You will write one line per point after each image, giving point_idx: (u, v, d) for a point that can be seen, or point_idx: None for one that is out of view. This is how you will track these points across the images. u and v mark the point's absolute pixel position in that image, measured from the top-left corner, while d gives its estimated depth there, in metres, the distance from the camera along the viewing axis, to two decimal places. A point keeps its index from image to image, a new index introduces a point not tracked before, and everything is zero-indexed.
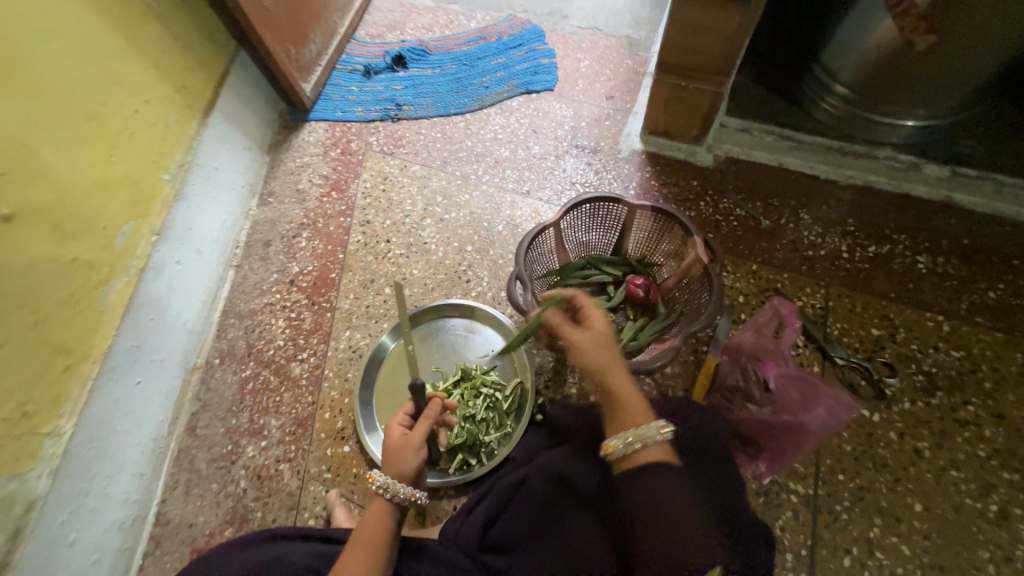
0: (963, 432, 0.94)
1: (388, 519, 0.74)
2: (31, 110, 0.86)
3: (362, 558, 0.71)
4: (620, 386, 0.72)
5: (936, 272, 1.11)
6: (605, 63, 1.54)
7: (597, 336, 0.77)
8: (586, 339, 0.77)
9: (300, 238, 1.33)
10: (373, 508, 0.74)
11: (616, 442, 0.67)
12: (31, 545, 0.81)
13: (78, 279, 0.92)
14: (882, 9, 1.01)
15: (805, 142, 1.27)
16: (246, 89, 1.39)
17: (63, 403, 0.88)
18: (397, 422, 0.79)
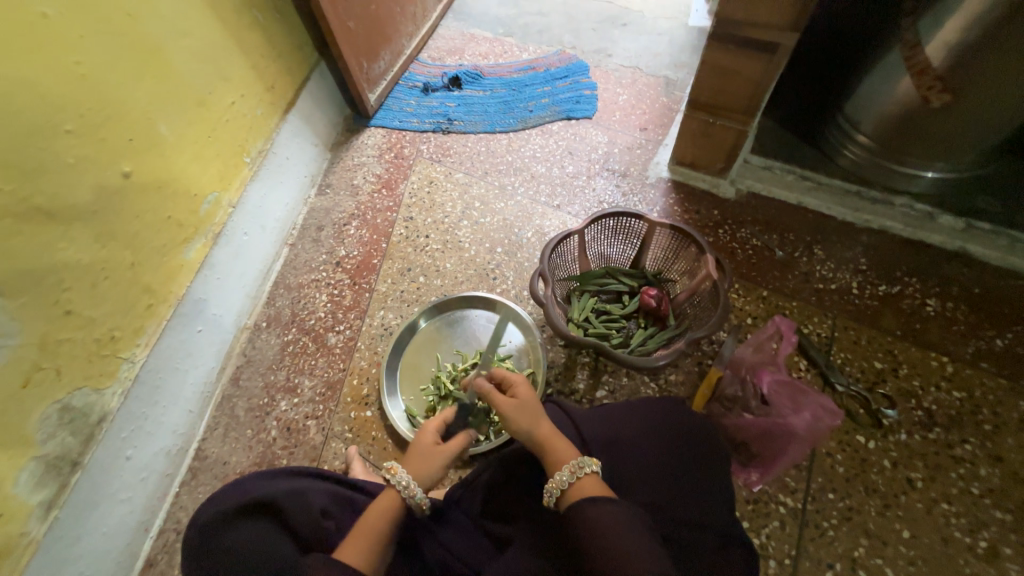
0: (957, 469, 0.96)
1: (392, 517, 0.75)
2: (157, 93, 1.05)
3: (361, 547, 0.71)
4: (551, 438, 0.76)
5: (944, 316, 1.15)
6: (642, 98, 1.68)
7: (524, 404, 0.79)
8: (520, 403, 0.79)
9: (350, 226, 1.48)
10: (378, 503, 0.76)
11: (553, 483, 0.71)
12: (98, 450, 0.95)
13: (169, 234, 1.09)
14: (902, 67, 1.10)
15: (824, 184, 1.35)
16: (321, 94, 1.59)
17: (141, 335, 1.04)
18: (432, 430, 0.87)
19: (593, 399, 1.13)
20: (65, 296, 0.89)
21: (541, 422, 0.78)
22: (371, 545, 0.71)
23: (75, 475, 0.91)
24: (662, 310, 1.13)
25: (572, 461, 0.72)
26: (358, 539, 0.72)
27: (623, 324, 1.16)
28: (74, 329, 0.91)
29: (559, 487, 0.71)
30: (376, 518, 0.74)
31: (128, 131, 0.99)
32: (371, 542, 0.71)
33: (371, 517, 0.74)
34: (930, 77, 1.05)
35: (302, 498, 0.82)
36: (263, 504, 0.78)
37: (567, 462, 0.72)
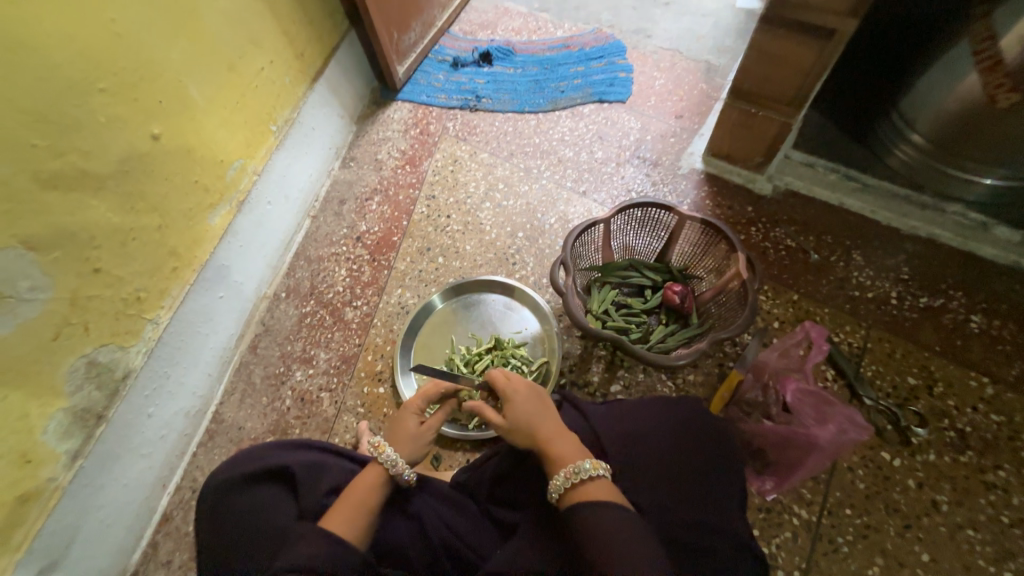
0: (988, 495, 0.92)
1: (381, 491, 0.76)
2: (189, 55, 1.04)
3: (349, 516, 0.72)
4: (552, 438, 0.75)
5: (989, 334, 1.08)
6: (680, 84, 1.60)
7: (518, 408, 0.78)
8: (512, 412, 0.78)
9: (372, 201, 1.46)
10: (366, 475, 0.77)
11: (552, 486, 0.71)
12: (122, 406, 0.98)
13: (196, 199, 1.09)
14: (969, 62, 1.02)
15: (870, 185, 1.27)
16: (349, 64, 1.56)
17: (166, 298, 1.05)
18: (413, 412, 0.84)
19: (607, 393, 1.11)
20: (94, 254, 0.90)
21: (540, 424, 0.76)
22: (360, 517, 0.72)
23: (100, 428, 0.94)
24: (685, 307, 1.09)
25: (569, 465, 0.71)
26: (346, 507, 0.73)
27: (643, 319, 1.13)
28: (103, 287, 0.92)
29: (557, 490, 0.71)
30: (367, 491, 0.75)
31: (159, 92, 0.99)
32: (362, 514, 0.73)
33: (358, 489, 0.75)
34: (1001, 74, 0.97)
35: (317, 472, 0.81)
36: (281, 471, 0.80)
37: (563, 466, 0.72)
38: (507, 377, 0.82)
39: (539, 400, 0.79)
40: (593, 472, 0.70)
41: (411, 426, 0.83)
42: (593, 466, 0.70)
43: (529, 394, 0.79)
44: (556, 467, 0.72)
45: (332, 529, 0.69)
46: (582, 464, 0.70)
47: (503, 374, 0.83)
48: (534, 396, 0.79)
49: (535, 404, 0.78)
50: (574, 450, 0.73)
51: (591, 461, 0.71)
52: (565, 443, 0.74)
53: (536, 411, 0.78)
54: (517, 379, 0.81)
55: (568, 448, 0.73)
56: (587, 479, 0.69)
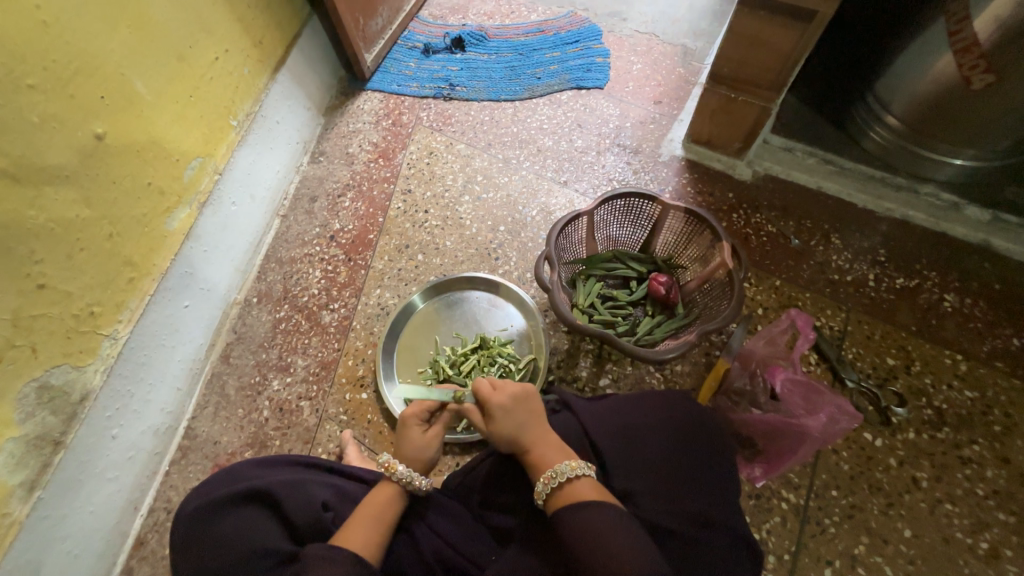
0: (964, 469, 0.95)
1: (397, 503, 0.76)
2: (132, 45, 0.95)
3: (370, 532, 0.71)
4: (534, 447, 0.72)
5: (962, 312, 1.11)
6: (658, 68, 1.57)
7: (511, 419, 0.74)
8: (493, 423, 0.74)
9: (344, 198, 1.40)
10: (381, 494, 0.76)
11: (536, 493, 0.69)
12: (82, 430, 0.91)
13: (150, 203, 1.01)
14: (943, 43, 1.02)
15: (847, 168, 1.28)
16: (313, 52, 1.47)
17: (124, 311, 0.98)
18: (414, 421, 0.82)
19: (596, 388, 1.10)
20: (36, 269, 0.82)
21: (524, 434, 0.73)
22: (376, 532, 0.71)
23: (58, 455, 0.87)
24: (671, 298, 1.08)
25: (548, 469, 0.69)
26: (359, 525, 0.71)
27: (629, 311, 1.11)
28: (50, 304, 0.85)
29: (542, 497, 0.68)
30: (379, 503, 0.75)
31: (99, 87, 0.90)
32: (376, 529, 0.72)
33: (372, 504, 0.75)
34: (976, 55, 0.97)
35: (301, 488, 0.77)
36: (259, 493, 0.74)
37: (543, 472, 0.70)
38: (491, 386, 0.76)
39: (525, 407, 0.75)
40: (574, 472, 0.68)
41: (416, 435, 0.82)
42: (572, 466, 0.68)
43: (512, 405, 0.74)
44: (538, 470, 0.70)
45: (349, 547, 0.68)
46: (560, 467, 0.68)
47: (487, 383, 0.77)
48: (519, 405, 0.74)
49: (521, 414, 0.74)
50: (559, 453, 0.71)
51: (567, 463, 0.68)
52: (549, 449, 0.72)
53: (523, 419, 0.74)
54: (500, 388, 0.75)
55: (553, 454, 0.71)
56: (570, 479, 0.67)
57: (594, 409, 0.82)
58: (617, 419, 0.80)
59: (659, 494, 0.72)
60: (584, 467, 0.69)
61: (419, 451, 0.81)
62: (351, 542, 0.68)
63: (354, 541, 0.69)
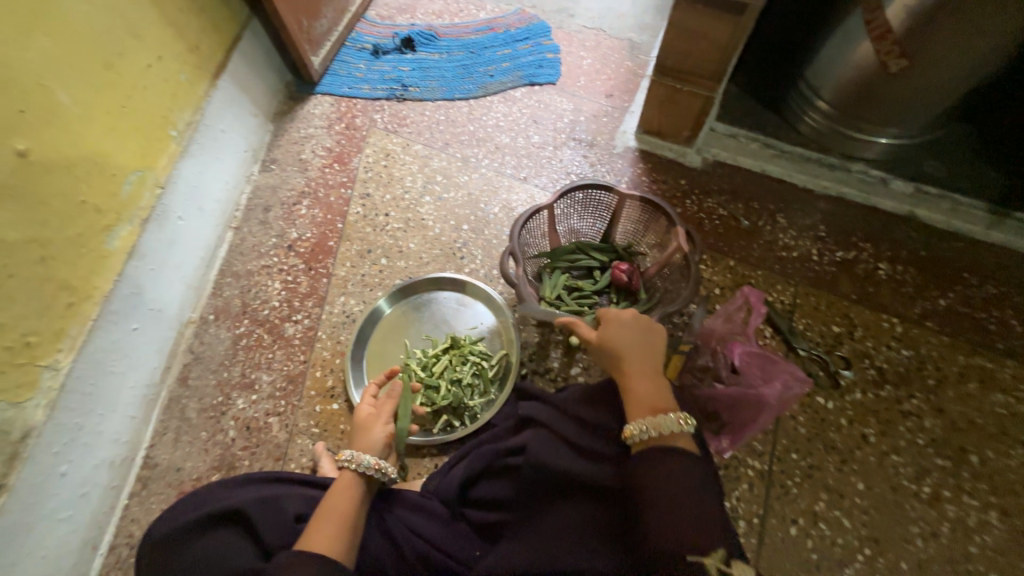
0: (906, 422, 1.04)
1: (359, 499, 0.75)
2: (52, 54, 0.89)
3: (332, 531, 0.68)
4: (631, 375, 0.76)
5: (895, 279, 1.21)
6: (607, 62, 1.61)
7: (630, 345, 0.78)
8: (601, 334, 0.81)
9: (301, 206, 1.36)
10: (339, 483, 0.76)
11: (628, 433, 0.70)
12: (26, 470, 0.85)
13: (86, 222, 0.95)
14: (861, 31, 1.10)
15: (786, 151, 1.35)
16: (255, 56, 1.42)
17: (64, 339, 0.92)
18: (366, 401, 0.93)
19: (568, 377, 1.12)
20: None
21: (627, 357, 0.77)
22: (342, 531, 0.69)
23: (0, 500, 0.81)
24: (633, 284, 1.12)
25: (652, 414, 0.71)
26: (324, 525, 0.69)
27: (595, 300, 1.14)
28: None
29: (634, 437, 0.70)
30: (343, 501, 0.73)
31: (18, 101, 0.84)
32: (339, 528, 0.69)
33: (335, 503, 0.73)
34: (891, 42, 1.06)
35: (275, 504, 0.74)
36: (230, 513, 0.71)
37: (643, 408, 0.72)
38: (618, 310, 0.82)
39: (643, 335, 0.79)
40: (678, 425, 0.69)
41: (366, 414, 0.90)
42: (678, 420, 0.70)
43: (632, 328, 0.79)
44: None
45: (315, 550, 0.65)
46: (667, 417, 0.69)
47: (614, 307, 0.84)
48: (639, 331, 0.79)
49: (637, 338, 0.79)
50: (657, 393, 0.74)
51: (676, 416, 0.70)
52: (644, 383, 0.75)
53: (639, 344, 0.78)
54: (629, 311, 0.82)
55: (645, 387, 0.75)
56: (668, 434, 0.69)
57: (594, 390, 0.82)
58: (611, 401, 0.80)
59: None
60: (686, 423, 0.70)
61: (364, 428, 0.88)
62: (315, 544, 0.66)
63: (320, 543, 0.66)
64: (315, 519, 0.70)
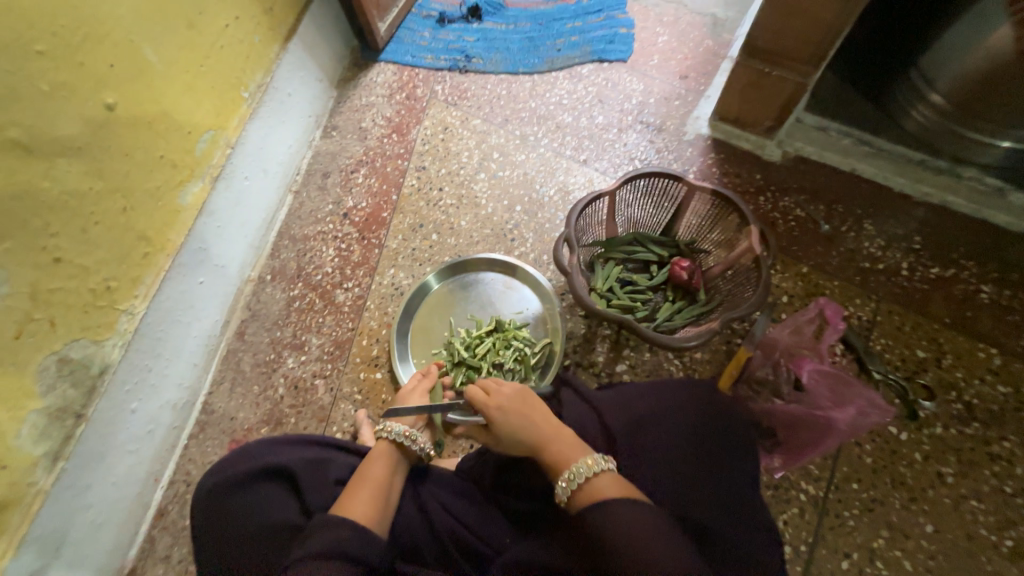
0: (992, 466, 0.92)
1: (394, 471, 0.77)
2: (141, 10, 0.92)
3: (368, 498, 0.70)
4: (549, 444, 0.69)
5: (999, 305, 1.06)
6: (685, 40, 1.48)
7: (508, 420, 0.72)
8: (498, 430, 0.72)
9: (358, 174, 1.37)
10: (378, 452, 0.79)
11: (558, 496, 0.66)
12: (102, 403, 0.92)
13: (163, 177, 1.00)
14: (1003, 12, 0.94)
15: (884, 150, 1.21)
16: (325, 20, 1.42)
17: (140, 286, 0.97)
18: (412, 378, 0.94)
19: (612, 374, 1.08)
20: (52, 243, 0.81)
21: (534, 432, 0.70)
22: (377, 500, 0.71)
23: (80, 428, 0.88)
24: (693, 283, 1.05)
25: (567, 471, 0.66)
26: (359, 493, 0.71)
27: (648, 296, 1.08)
28: (67, 278, 0.84)
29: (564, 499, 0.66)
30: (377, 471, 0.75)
31: (109, 55, 0.87)
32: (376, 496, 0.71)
33: (370, 472, 0.75)
34: None
35: (320, 467, 0.77)
36: (279, 469, 0.74)
37: (561, 473, 0.67)
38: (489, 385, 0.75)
39: (523, 405, 0.72)
40: (591, 470, 0.65)
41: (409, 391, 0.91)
42: (590, 465, 0.65)
43: (510, 409, 0.72)
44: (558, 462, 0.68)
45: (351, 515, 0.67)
46: (577, 467, 0.65)
47: (481, 391, 0.75)
48: (514, 406, 0.72)
49: (520, 417, 0.71)
50: (576, 449, 0.68)
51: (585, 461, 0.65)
52: (562, 444, 0.69)
53: (523, 417, 0.72)
54: (501, 383, 0.74)
55: (568, 449, 0.68)
56: (587, 479, 0.65)
57: (609, 395, 0.81)
58: (631, 406, 0.78)
59: (683, 485, 0.69)
60: (603, 463, 0.65)
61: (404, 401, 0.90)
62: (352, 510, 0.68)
63: (357, 512, 0.68)
64: (353, 483, 0.73)
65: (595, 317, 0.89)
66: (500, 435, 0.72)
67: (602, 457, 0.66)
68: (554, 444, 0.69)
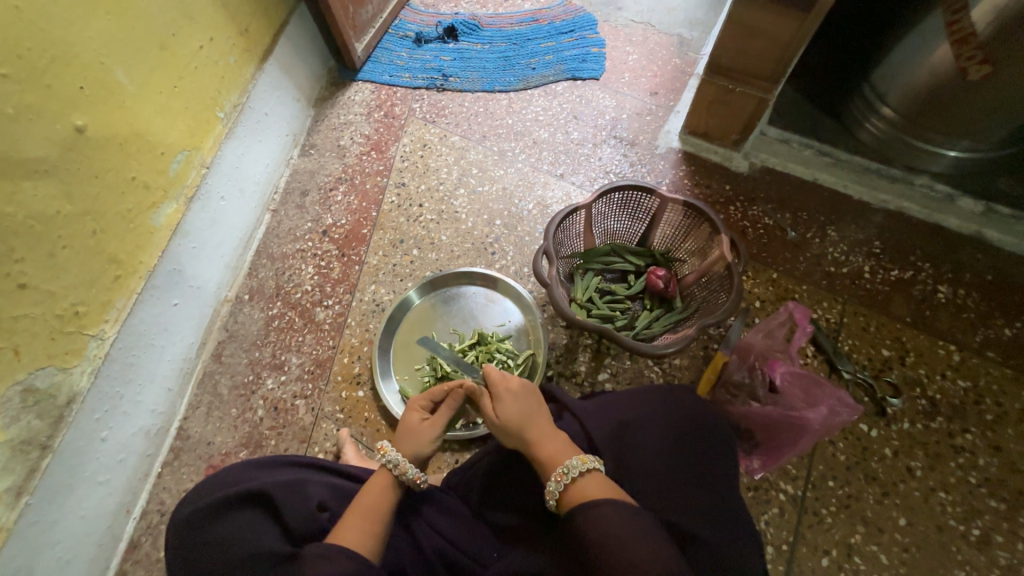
0: (957, 458, 0.97)
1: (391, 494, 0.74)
2: (113, 33, 0.91)
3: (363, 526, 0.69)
4: (540, 443, 0.71)
5: (955, 303, 1.13)
6: (654, 59, 1.55)
7: (511, 413, 0.73)
8: (503, 409, 0.73)
9: (337, 192, 1.37)
10: (375, 483, 0.74)
11: (549, 495, 0.67)
12: (70, 433, 0.89)
13: (136, 198, 0.98)
14: (940, 34, 1.02)
15: (843, 160, 1.27)
16: (301, 41, 1.43)
17: (110, 310, 0.95)
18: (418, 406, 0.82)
19: (595, 383, 1.10)
20: (16, 269, 0.79)
21: (533, 424, 0.72)
22: (373, 527, 0.69)
23: (46, 460, 0.85)
24: (669, 291, 1.08)
25: (560, 466, 0.67)
26: (353, 522, 0.69)
27: (627, 305, 1.10)
28: (32, 304, 0.82)
29: (554, 499, 0.67)
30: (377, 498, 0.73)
31: (78, 78, 0.86)
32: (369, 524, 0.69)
33: (367, 499, 0.72)
34: (973, 46, 0.97)
35: (298, 489, 0.75)
36: (255, 495, 0.72)
37: (552, 470, 0.68)
38: (501, 376, 0.76)
39: (533, 397, 0.75)
40: (584, 467, 0.66)
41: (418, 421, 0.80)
42: (583, 460, 0.66)
43: (521, 392, 0.75)
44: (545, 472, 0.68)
45: (346, 545, 0.66)
46: (571, 462, 0.66)
47: (498, 370, 0.78)
48: (526, 393, 0.75)
49: (529, 404, 0.74)
50: (566, 449, 0.70)
51: (579, 457, 0.67)
52: (555, 443, 0.70)
53: (525, 410, 0.73)
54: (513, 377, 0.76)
55: (559, 448, 0.70)
56: (577, 477, 0.66)
57: (593, 406, 0.82)
58: (615, 414, 0.79)
59: (667, 491, 0.71)
60: (596, 462, 0.67)
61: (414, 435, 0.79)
62: (346, 539, 0.67)
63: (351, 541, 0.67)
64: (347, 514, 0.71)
65: (574, 326, 0.90)
66: (501, 416, 0.73)
67: (594, 455, 0.67)
68: (547, 442, 0.70)
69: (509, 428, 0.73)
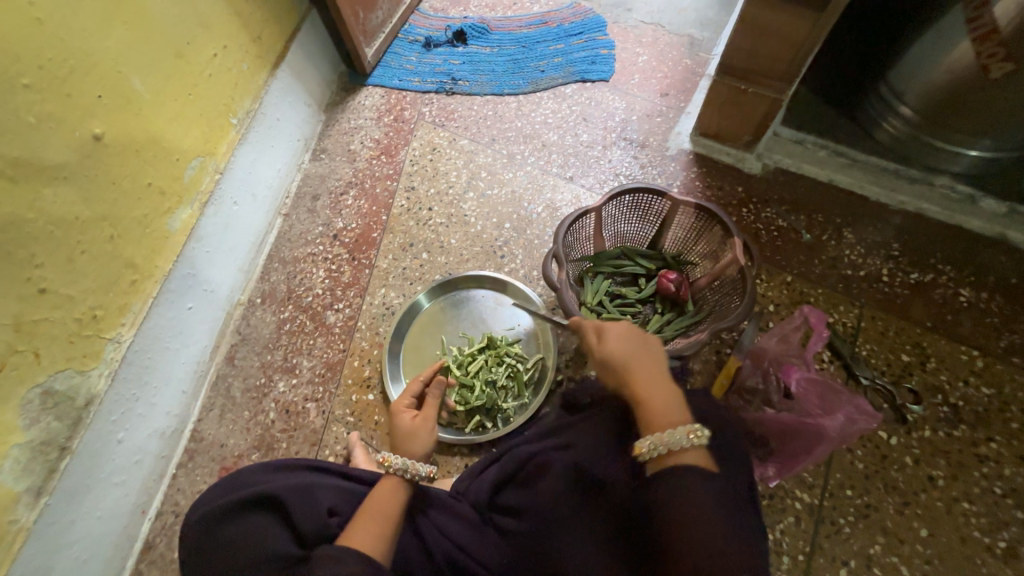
0: (981, 467, 0.94)
1: (402, 495, 0.74)
2: (131, 43, 0.93)
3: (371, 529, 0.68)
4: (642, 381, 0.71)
5: (978, 307, 1.09)
6: (664, 60, 1.54)
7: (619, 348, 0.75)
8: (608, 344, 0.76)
9: (347, 196, 1.38)
10: (383, 485, 0.75)
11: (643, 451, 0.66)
12: (88, 435, 0.90)
13: (152, 204, 1.00)
14: (960, 30, 0.99)
15: (858, 161, 1.25)
16: (313, 47, 1.45)
17: (127, 314, 0.97)
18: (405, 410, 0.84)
19: None
20: (38, 273, 0.81)
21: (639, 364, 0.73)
22: (382, 530, 0.69)
23: (64, 461, 0.86)
24: (681, 295, 1.06)
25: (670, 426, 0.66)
26: (365, 524, 0.69)
27: (638, 309, 1.09)
28: (52, 308, 0.83)
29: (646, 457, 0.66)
30: (386, 501, 0.72)
31: (96, 86, 0.88)
32: (378, 525, 0.69)
33: (375, 500, 0.73)
34: (995, 43, 0.95)
35: (309, 493, 0.75)
36: (266, 498, 0.72)
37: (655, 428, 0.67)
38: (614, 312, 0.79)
39: (644, 340, 0.76)
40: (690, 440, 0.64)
41: (407, 422, 0.82)
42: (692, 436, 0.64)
43: (629, 333, 0.76)
44: None
45: (357, 547, 0.65)
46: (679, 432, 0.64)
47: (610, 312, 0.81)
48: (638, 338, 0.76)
49: (635, 345, 0.74)
50: (665, 411, 0.68)
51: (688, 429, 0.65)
52: (653, 393, 0.70)
53: (634, 349, 0.74)
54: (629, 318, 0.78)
55: (659, 398, 0.69)
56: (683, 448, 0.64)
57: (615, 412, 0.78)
58: (635, 424, 0.76)
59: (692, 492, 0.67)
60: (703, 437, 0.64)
61: (410, 435, 0.81)
62: (357, 541, 0.66)
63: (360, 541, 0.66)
64: (357, 517, 0.71)
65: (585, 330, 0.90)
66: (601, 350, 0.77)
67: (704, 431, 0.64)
68: (641, 390, 0.71)
69: (610, 362, 0.75)
